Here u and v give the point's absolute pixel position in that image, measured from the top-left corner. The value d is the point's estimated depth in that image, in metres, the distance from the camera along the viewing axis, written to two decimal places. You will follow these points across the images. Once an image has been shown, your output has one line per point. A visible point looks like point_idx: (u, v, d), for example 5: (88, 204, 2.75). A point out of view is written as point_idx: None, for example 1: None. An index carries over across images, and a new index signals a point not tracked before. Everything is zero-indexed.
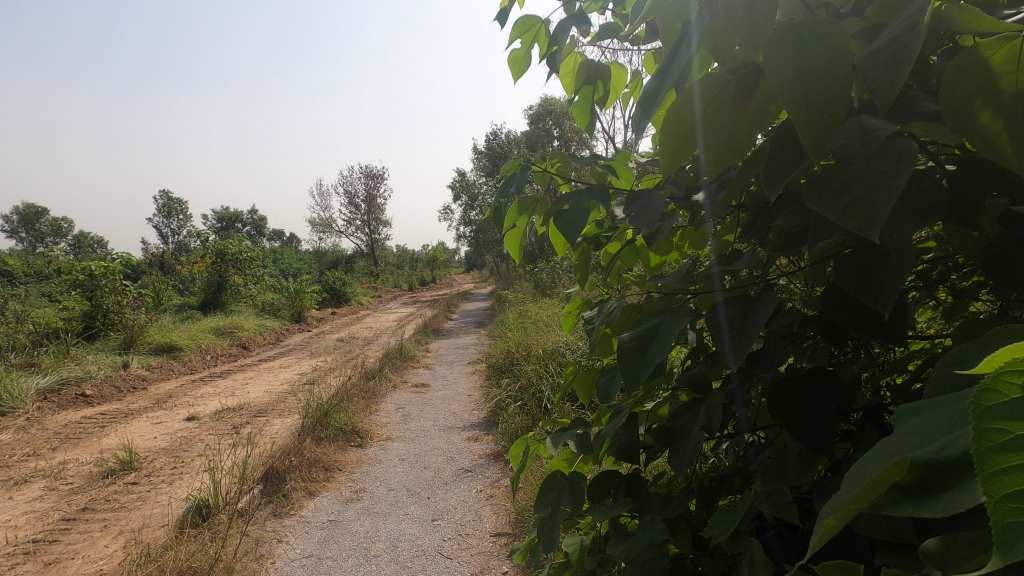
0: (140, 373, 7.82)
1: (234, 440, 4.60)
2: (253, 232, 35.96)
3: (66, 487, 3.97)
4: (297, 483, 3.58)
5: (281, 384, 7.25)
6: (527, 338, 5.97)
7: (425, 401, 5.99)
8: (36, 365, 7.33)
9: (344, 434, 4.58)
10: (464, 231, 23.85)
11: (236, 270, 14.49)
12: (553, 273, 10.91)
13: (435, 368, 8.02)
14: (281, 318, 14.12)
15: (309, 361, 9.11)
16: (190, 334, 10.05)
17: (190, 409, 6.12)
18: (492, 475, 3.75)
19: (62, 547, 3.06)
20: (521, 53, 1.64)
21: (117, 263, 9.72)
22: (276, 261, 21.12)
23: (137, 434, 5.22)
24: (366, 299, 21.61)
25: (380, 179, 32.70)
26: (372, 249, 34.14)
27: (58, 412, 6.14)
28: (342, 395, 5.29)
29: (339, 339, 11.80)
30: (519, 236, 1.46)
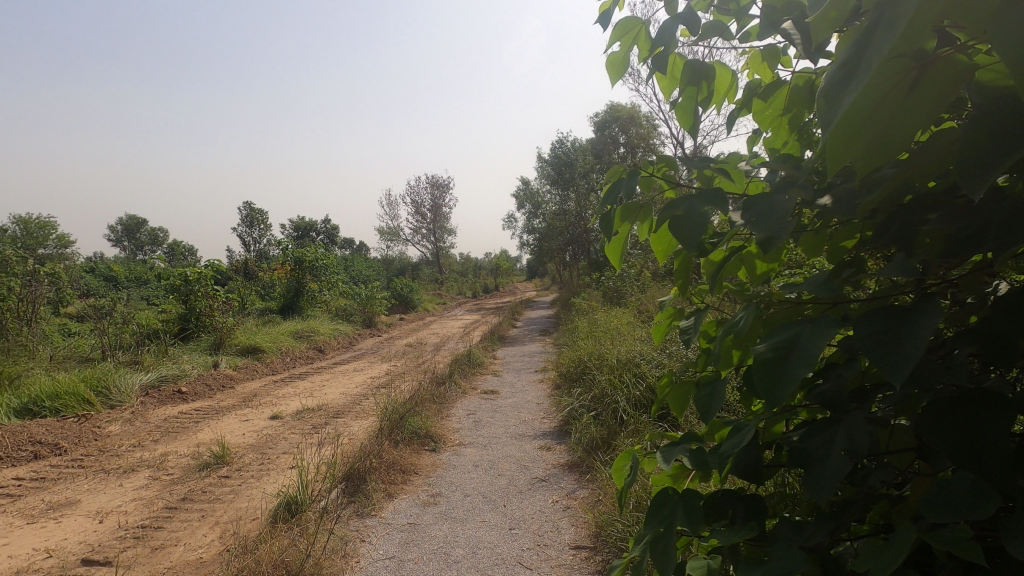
0: (228, 373, 8.34)
1: (317, 441, 4.80)
2: (327, 241, 37.69)
3: (167, 477, 4.27)
4: (377, 484, 3.68)
5: (355, 386, 7.51)
6: (599, 346, 5.86)
7: (495, 407, 6.01)
8: (139, 363, 7.97)
9: (418, 438, 4.66)
10: (527, 239, 23.92)
11: (313, 276, 15.20)
12: (621, 281, 10.71)
13: (503, 375, 8.04)
14: (353, 324, 14.66)
15: (381, 365, 9.39)
16: (272, 336, 10.63)
17: (274, 408, 6.44)
18: (568, 486, 3.69)
19: (166, 534, 3.28)
20: (619, 56, 1.60)
21: (209, 269, 10.42)
22: (348, 267, 22.01)
23: (227, 430, 5.55)
24: (431, 306, 22.06)
25: (445, 188, 33.43)
26: (437, 257, 34.94)
27: (158, 407, 6.64)
28: (416, 399, 5.40)
29: (408, 344, 12.10)
30: (620, 244, 1.42)
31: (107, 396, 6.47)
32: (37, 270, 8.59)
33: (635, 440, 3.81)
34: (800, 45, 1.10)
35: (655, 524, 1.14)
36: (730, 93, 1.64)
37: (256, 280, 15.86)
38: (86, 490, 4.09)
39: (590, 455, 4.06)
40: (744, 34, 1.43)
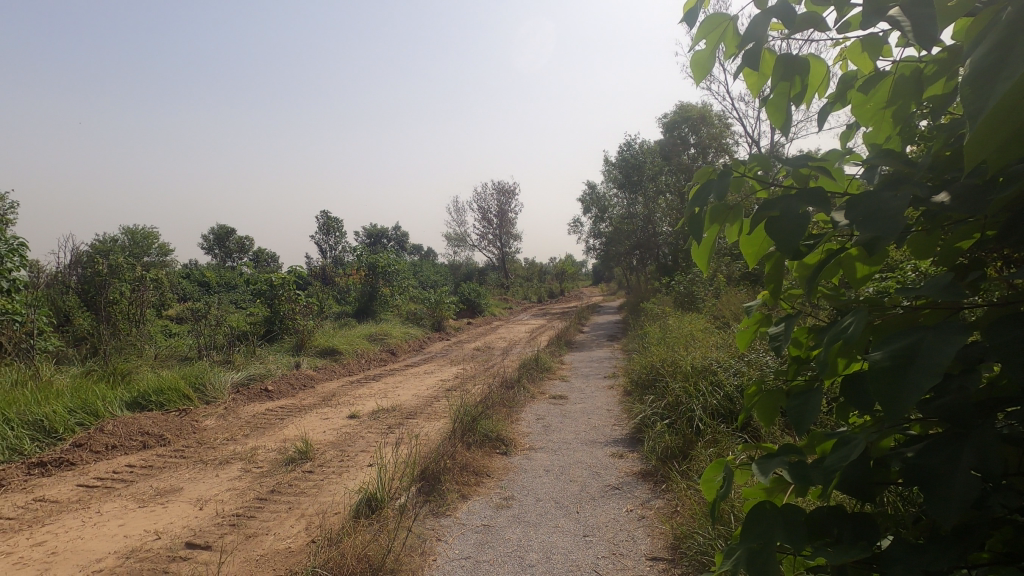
0: (309, 373, 8.79)
1: (393, 440, 4.97)
2: (397, 247, 39.03)
3: (257, 470, 4.55)
4: (451, 485, 3.75)
5: (427, 389, 7.71)
6: (672, 352, 5.71)
7: (564, 413, 5.98)
8: (231, 362, 8.58)
9: (490, 440, 4.72)
10: (594, 243, 23.72)
11: (385, 282, 15.75)
12: (694, 285, 10.38)
13: (571, 381, 7.99)
14: (423, 328, 15.04)
15: (451, 368, 9.59)
16: (348, 339, 11.11)
17: (351, 407, 6.74)
18: (642, 495, 3.61)
19: (258, 523, 3.50)
20: (705, 55, 1.55)
21: (291, 274, 11.05)
22: (417, 272, 22.65)
23: (309, 427, 5.85)
24: (498, 311, 22.31)
25: (511, 194, 33.71)
26: (503, 262, 35.32)
27: (248, 403, 7.11)
28: (487, 401, 5.47)
29: (476, 348, 12.28)
30: (708, 248, 1.38)
31: (203, 392, 6.99)
32: (144, 276, 9.44)
33: (713, 450, 3.68)
34: (911, 31, 1.02)
35: (752, 539, 1.09)
36: (824, 88, 1.55)
37: (333, 285, 16.66)
38: (187, 479, 4.44)
39: (664, 465, 3.96)
40: (844, 24, 1.35)
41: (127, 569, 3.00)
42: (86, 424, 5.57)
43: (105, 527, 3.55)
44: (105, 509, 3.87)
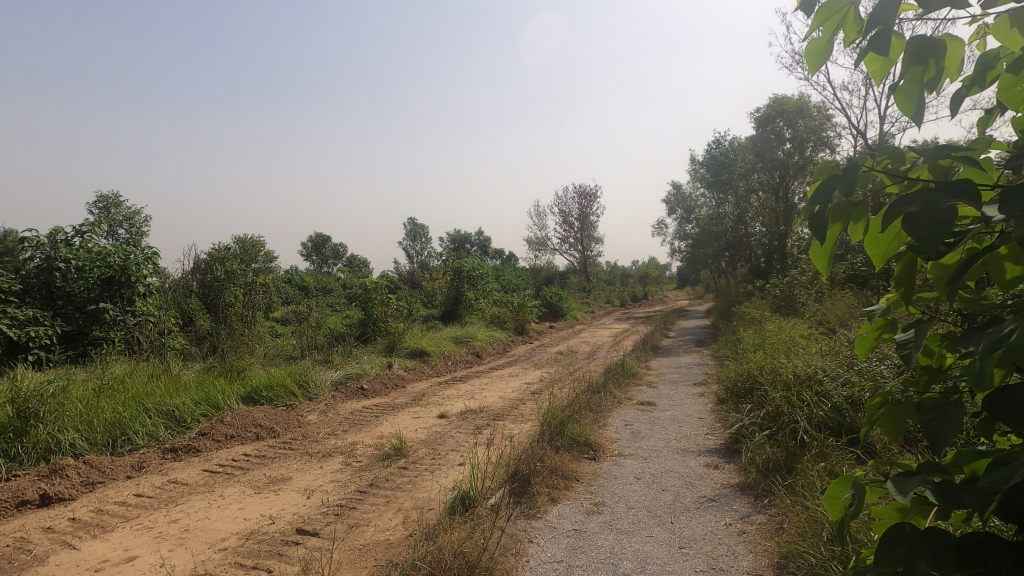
0: (399, 373, 9.18)
1: (482, 440, 5.08)
2: (480, 251, 39.90)
3: (357, 464, 4.81)
4: (541, 488, 3.77)
5: (513, 391, 7.79)
6: (771, 359, 5.39)
7: (654, 420, 5.82)
8: (330, 361, 9.15)
9: (578, 445, 4.70)
10: (680, 245, 22.97)
11: (470, 285, 16.14)
12: (793, 289, 9.75)
13: (659, 387, 7.78)
14: (507, 331, 15.23)
15: (535, 372, 9.64)
16: (436, 341, 11.48)
17: (441, 407, 6.96)
18: (741, 508, 3.44)
19: (360, 514, 3.70)
20: (821, 43, 1.45)
21: (383, 279, 11.61)
22: (500, 276, 23.02)
23: (403, 425, 6.10)
24: (580, 315, 22.14)
25: (593, 197, 33.41)
26: (585, 265, 35.02)
27: (346, 400, 7.55)
28: (574, 405, 5.45)
29: (559, 352, 12.26)
30: (828, 249, 1.29)
31: (307, 389, 7.51)
32: (254, 281, 10.30)
33: (823, 465, 3.43)
34: None
35: (889, 562, 1.00)
36: (960, 71, 1.41)
37: (420, 289, 17.32)
38: (295, 469, 4.79)
39: (766, 479, 3.75)
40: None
41: (247, 549, 3.27)
42: (209, 415, 6.16)
43: (227, 510, 3.90)
44: (226, 493, 4.26)
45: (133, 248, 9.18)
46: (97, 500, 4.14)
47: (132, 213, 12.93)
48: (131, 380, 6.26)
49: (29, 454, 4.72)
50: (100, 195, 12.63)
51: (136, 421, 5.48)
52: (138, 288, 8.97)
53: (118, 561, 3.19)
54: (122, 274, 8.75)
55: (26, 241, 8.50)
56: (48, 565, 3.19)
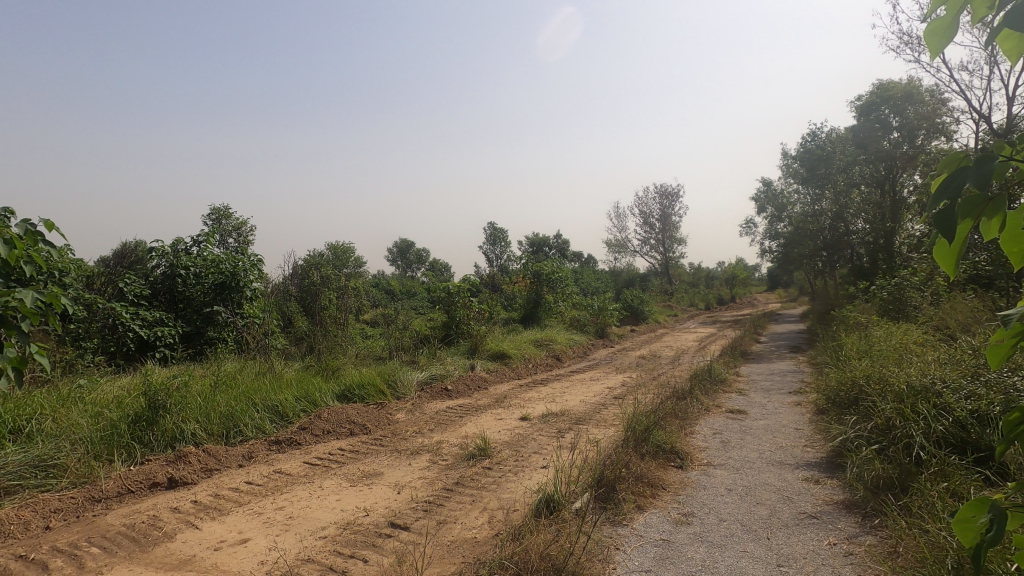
0: (481, 375, 9.36)
1: (564, 444, 5.07)
2: (559, 254, 39.82)
3: (443, 462, 4.98)
4: (627, 494, 3.71)
5: (594, 395, 7.72)
6: (878, 366, 4.97)
7: (745, 429, 5.55)
8: (416, 362, 9.51)
9: (664, 453, 4.57)
10: (771, 245, 21.73)
11: (550, 288, 16.17)
12: (903, 290, 8.93)
13: (750, 394, 7.40)
14: (587, 335, 15.10)
15: (617, 376, 9.48)
16: (516, 343, 11.62)
17: (523, 410, 7.02)
18: (847, 528, 3.20)
19: (447, 511, 3.82)
20: (945, 22, 1.33)
21: (465, 282, 11.90)
22: (579, 278, 22.86)
23: (486, 426, 6.21)
24: (662, 318, 21.51)
25: (674, 196, 32.42)
26: (667, 266, 33.98)
27: (431, 400, 7.82)
28: (659, 410, 5.31)
29: (642, 356, 11.97)
30: (958, 250, 1.17)
31: (395, 389, 7.84)
32: (346, 285, 10.92)
33: (944, 485, 3.11)
34: None
35: None
36: None
37: (500, 292, 17.57)
38: (386, 465, 5.01)
39: (875, 498, 3.46)
40: None
41: (344, 538, 3.46)
42: (308, 410, 6.60)
43: (325, 501, 4.16)
44: (324, 484, 4.54)
45: (241, 255, 10.01)
46: (214, 485, 4.56)
47: (240, 224, 14.09)
48: (240, 377, 6.84)
49: (159, 441, 5.27)
50: (213, 209, 13.87)
51: (245, 415, 5.97)
52: (246, 292, 9.79)
53: (233, 542, 3.50)
54: (232, 279, 9.59)
55: (154, 251, 9.59)
56: (175, 542, 3.55)
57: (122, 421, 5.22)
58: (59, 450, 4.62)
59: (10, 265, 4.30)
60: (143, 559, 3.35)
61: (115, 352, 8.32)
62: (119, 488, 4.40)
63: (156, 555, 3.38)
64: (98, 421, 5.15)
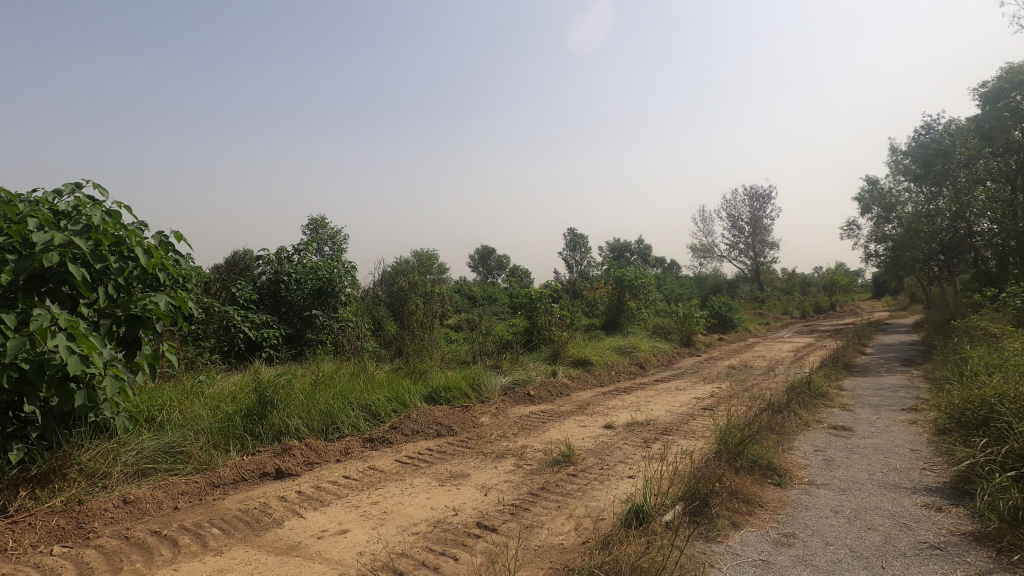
0: (563, 382, 9.34)
1: (652, 454, 4.95)
2: (641, 260, 38.91)
3: (528, 467, 5.01)
4: (721, 510, 3.55)
5: (681, 405, 7.46)
6: (1013, 383, 4.43)
7: (851, 447, 5.14)
8: (499, 366, 9.66)
9: (760, 468, 4.34)
10: (877, 249, 20.02)
11: (632, 295, 15.84)
12: None
13: (856, 410, 6.85)
14: (671, 343, 14.64)
15: (705, 386, 9.11)
16: (599, 351, 11.50)
17: (607, 417, 6.92)
18: (977, 562, 2.88)
19: (533, 515, 3.84)
20: None
21: (548, 288, 11.95)
22: (662, 284, 22.24)
23: (570, 433, 6.19)
24: (753, 327, 20.40)
25: (766, 198, 30.72)
26: (758, 272, 32.18)
27: (515, 405, 7.91)
28: (754, 423, 5.04)
29: (731, 366, 11.41)
30: None
31: (480, 392, 8.01)
32: (432, 290, 11.32)
33: None
34: None
35: None
36: None
37: (581, 298, 17.46)
38: (472, 467, 5.13)
39: (1013, 531, 3.08)
40: None
41: (435, 536, 3.58)
42: (399, 410, 6.90)
43: (417, 498, 4.32)
44: (415, 482, 4.72)
45: (337, 263, 10.73)
46: (315, 477, 4.88)
47: (335, 233, 15.00)
48: (337, 376, 7.29)
49: (267, 434, 5.72)
50: (311, 219, 14.90)
51: (343, 413, 6.35)
52: (341, 297, 10.44)
53: (334, 533, 3.72)
54: (329, 285, 10.28)
55: (261, 258, 10.51)
56: (283, 528, 3.84)
57: (237, 414, 5.72)
58: (185, 438, 5.14)
59: (148, 272, 4.85)
60: (255, 542, 3.65)
61: (229, 351, 9.13)
62: (235, 476, 4.82)
63: (267, 540, 3.67)
64: (217, 413, 5.67)
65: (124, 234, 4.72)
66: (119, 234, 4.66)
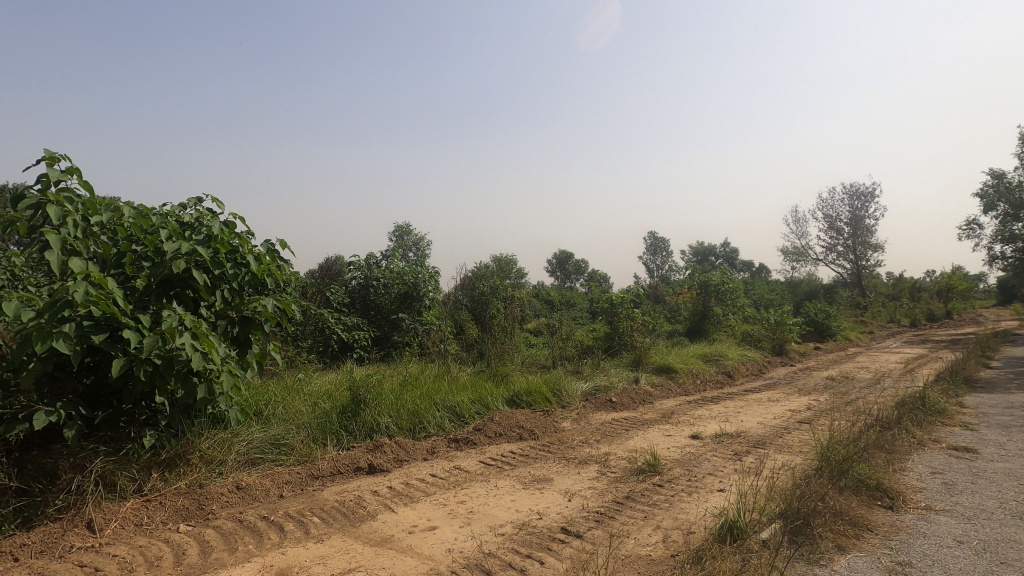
0: (646, 389, 9.12)
1: (744, 467, 4.72)
2: (727, 264, 37.18)
3: (611, 474, 4.94)
4: (825, 532, 3.32)
5: (775, 418, 7.04)
6: None
7: (977, 471, 4.62)
8: (580, 372, 9.60)
9: (868, 489, 4.02)
10: (1004, 251, 17.91)
11: (719, 301, 15.18)
12: None
13: (981, 430, 6.15)
14: (761, 351, 13.89)
15: (800, 397, 8.55)
16: (683, 358, 11.14)
17: (694, 428, 6.67)
18: None
19: (619, 524, 3.78)
20: None
21: (630, 292, 11.73)
22: (751, 289, 21.13)
23: (655, 442, 6.03)
24: (854, 335, 18.90)
25: (869, 196, 28.39)
26: (859, 275, 29.81)
27: (596, 411, 7.81)
28: (861, 440, 4.67)
29: (831, 377, 10.64)
30: None
31: (561, 397, 8.00)
32: (512, 294, 11.47)
33: None
34: None
35: None
36: None
37: (664, 304, 16.98)
38: (555, 472, 5.13)
39: None
40: None
41: (521, 538, 3.62)
42: (482, 412, 7.03)
43: (501, 500, 4.39)
44: (500, 484, 4.79)
45: (421, 268, 11.21)
46: (405, 474, 5.09)
47: (419, 239, 15.61)
48: (423, 378, 7.57)
49: (360, 430, 6.04)
50: (397, 227, 15.66)
51: (429, 412, 6.58)
52: (425, 301, 10.86)
53: (423, 528, 3.87)
54: (414, 289, 10.75)
55: (352, 265, 11.18)
56: (377, 521, 4.03)
57: (333, 411, 6.08)
58: (288, 432, 5.54)
59: (258, 277, 5.27)
60: (352, 532, 3.86)
61: (324, 351, 9.70)
62: (332, 469, 5.13)
63: (363, 531, 3.88)
64: (315, 410, 6.06)
65: (238, 242, 5.17)
66: (234, 243, 5.11)
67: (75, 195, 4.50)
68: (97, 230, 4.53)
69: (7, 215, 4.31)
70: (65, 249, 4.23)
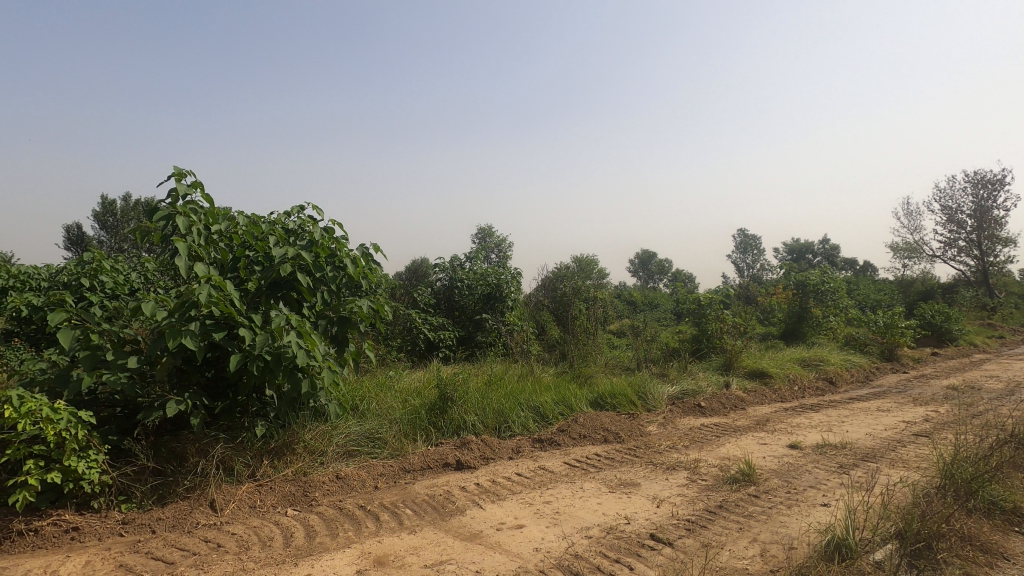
0: (738, 395, 8.69)
1: (852, 482, 4.38)
2: (826, 263, 34.57)
3: (702, 482, 4.76)
4: (949, 557, 3.02)
5: (886, 429, 6.46)
6: None
7: None
8: (666, 375, 9.32)
9: (1001, 513, 3.59)
10: None
11: (818, 301, 14.17)
12: None
13: None
14: (868, 356, 12.79)
15: (916, 408, 7.79)
16: (778, 363, 10.51)
17: (792, 437, 6.27)
18: None
19: (712, 534, 3.63)
20: None
21: (719, 293, 11.23)
22: (855, 289, 19.52)
23: (749, 450, 5.74)
24: (980, 340, 16.92)
25: (998, 185, 25.28)
26: (986, 273, 26.63)
27: (684, 415, 7.55)
28: (992, 456, 4.18)
29: (952, 386, 9.58)
30: None
31: (646, 401, 7.81)
32: (594, 295, 11.35)
33: None
34: None
35: None
36: None
37: (757, 305, 16.11)
38: (642, 476, 5.01)
39: None
40: None
41: (609, 542, 3.57)
42: (565, 414, 7.02)
43: (588, 502, 4.35)
44: (586, 487, 4.76)
45: (504, 269, 11.40)
46: (491, 472, 5.19)
47: (501, 241, 15.83)
48: (507, 377, 7.68)
49: (447, 427, 6.22)
50: (481, 230, 16.01)
51: (513, 412, 6.66)
52: (508, 302, 11.02)
53: (511, 526, 3.92)
54: (498, 291, 10.96)
55: (438, 267, 11.59)
56: (466, 516, 4.14)
57: (423, 408, 6.31)
58: (381, 426, 5.82)
59: (354, 279, 5.58)
60: (442, 526, 3.99)
61: (412, 350, 10.08)
62: (422, 464, 5.33)
63: (453, 525, 4.00)
64: (406, 406, 6.32)
65: (336, 246, 5.49)
66: (332, 247, 5.43)
67: (198, 206, 4.98)
68: (216, 238, 4.98)
69: (143, 226, 4.85)
70: (191, 255, 4.71)
